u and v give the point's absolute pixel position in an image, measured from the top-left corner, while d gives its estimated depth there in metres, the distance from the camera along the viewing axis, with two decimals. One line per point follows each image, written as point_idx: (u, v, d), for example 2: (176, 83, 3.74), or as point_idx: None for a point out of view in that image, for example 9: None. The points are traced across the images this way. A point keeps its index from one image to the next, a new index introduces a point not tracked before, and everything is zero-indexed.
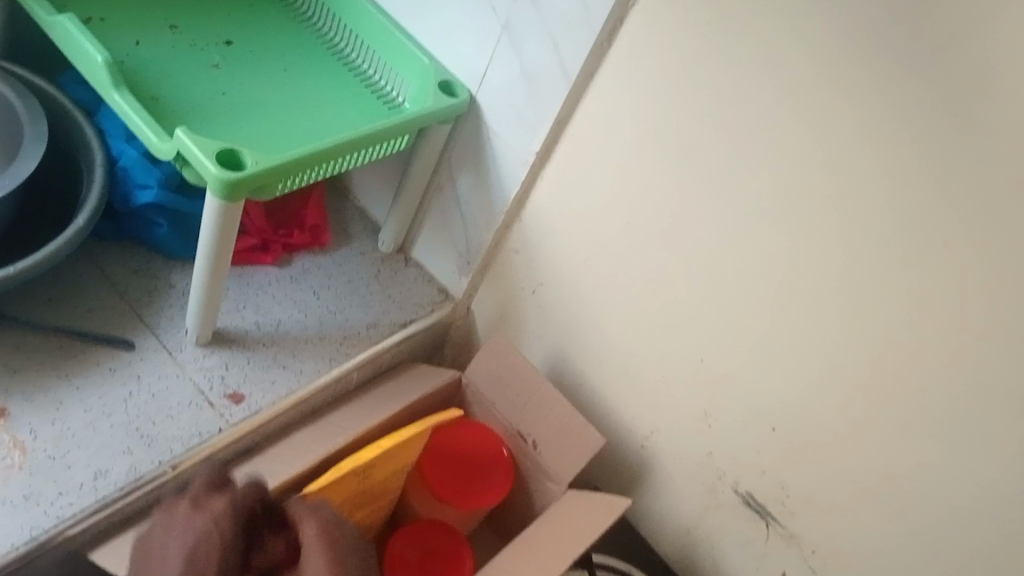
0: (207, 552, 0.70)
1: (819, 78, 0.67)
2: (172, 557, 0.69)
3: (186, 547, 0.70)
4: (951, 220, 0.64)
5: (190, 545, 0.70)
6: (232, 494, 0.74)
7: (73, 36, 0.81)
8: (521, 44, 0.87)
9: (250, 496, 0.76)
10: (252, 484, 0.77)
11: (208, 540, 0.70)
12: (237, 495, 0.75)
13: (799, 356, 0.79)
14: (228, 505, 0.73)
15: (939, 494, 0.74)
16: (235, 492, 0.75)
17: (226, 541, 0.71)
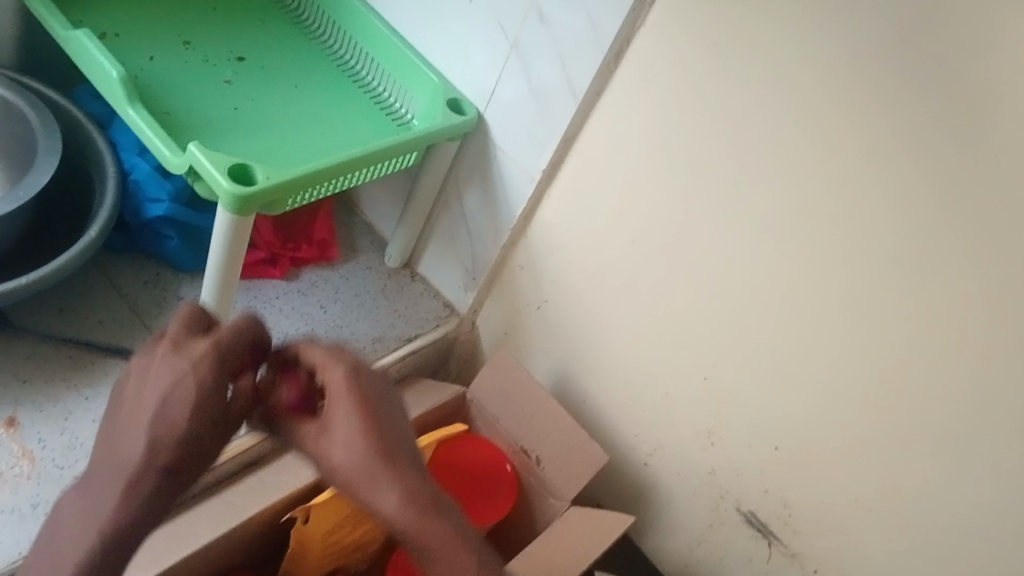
0: (195, 381, 0.56)
1: (822, 101, 0.68)
2: (161, 404, 0.55)
3: (170, 386, 0.55)
4: (953, 240, 0.65)
5: (175, 387, 0.55)
6: (213, 338, 0.58)
7: (88, 51, 0.82)
8: (529, 63, 0.88)
9: (229, 354, 0.59)
10: (236, 322, 0.60)
11: (191, 383, 0.56)
12: (220, 350, 0.58)
13: (802, 375, 0.79)
14: (205, 359, 0.57)
15: (942, 514, 0.74)
16: (215, 342, 0.58)
17: (225, 383, 0.58)
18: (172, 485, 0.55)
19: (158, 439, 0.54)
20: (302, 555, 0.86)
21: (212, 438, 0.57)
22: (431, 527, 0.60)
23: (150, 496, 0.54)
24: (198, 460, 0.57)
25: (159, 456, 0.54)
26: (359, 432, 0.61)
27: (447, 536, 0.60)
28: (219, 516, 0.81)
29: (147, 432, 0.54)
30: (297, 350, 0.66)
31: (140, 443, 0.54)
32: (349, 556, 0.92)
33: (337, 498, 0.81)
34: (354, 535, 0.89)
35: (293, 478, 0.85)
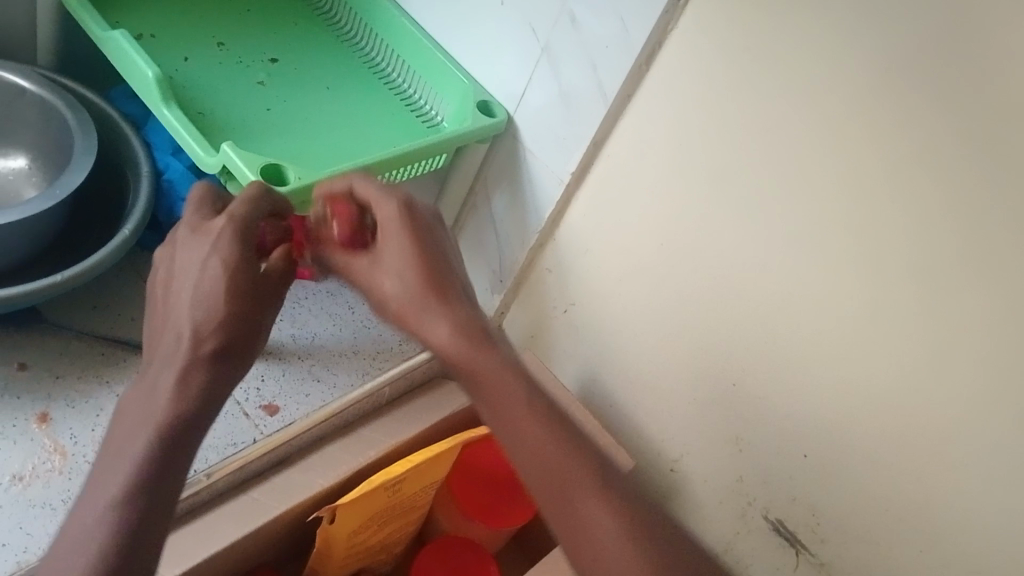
0: (227, 258, 0.61)
1: (856, 105, 0.68)
2: (205, 287, 0.60)
3: (202, 269, 0.61)
4: (988, 249, 0.64)
5: (211, 264, 0.61)
6: (231, 218, 0.63)
7: (125, 51, 0.83)
8: (560, 66, 0.88)
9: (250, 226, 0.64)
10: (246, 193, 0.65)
11: (217, 261, 0.61)
12: (243, 221, 0.63)
13: (832, 383, 0.79)
14: (226, 238, 0.62)
15: (972, 529, 0.73)
16: (234, 219, 0.63)
17: (250, 256, 0.63)
18: (236, 358, 0.61)
19: (206, 318, 0.60)
20: (327, 555, 0.86)
21: (252, 309, 0.62)
22: (513, 403, 0.65)
23: (203, 381, 0.59)
24: (244, 332, 0.62)
25: (203, 340, 0.59)
26: (409, 270, 0.66)
27: (524, 413, 0.65)
28: (245, 513, 0.81)
29: (190, 316, 0.59)
30: (348, 188, 0.70)
31: (190, 328, 0.59)
32: (373, 556, 0.92)
33: (362, 499, 0.82)
34: (379, 535, 0.89)
35: (319, 477, 0.85)
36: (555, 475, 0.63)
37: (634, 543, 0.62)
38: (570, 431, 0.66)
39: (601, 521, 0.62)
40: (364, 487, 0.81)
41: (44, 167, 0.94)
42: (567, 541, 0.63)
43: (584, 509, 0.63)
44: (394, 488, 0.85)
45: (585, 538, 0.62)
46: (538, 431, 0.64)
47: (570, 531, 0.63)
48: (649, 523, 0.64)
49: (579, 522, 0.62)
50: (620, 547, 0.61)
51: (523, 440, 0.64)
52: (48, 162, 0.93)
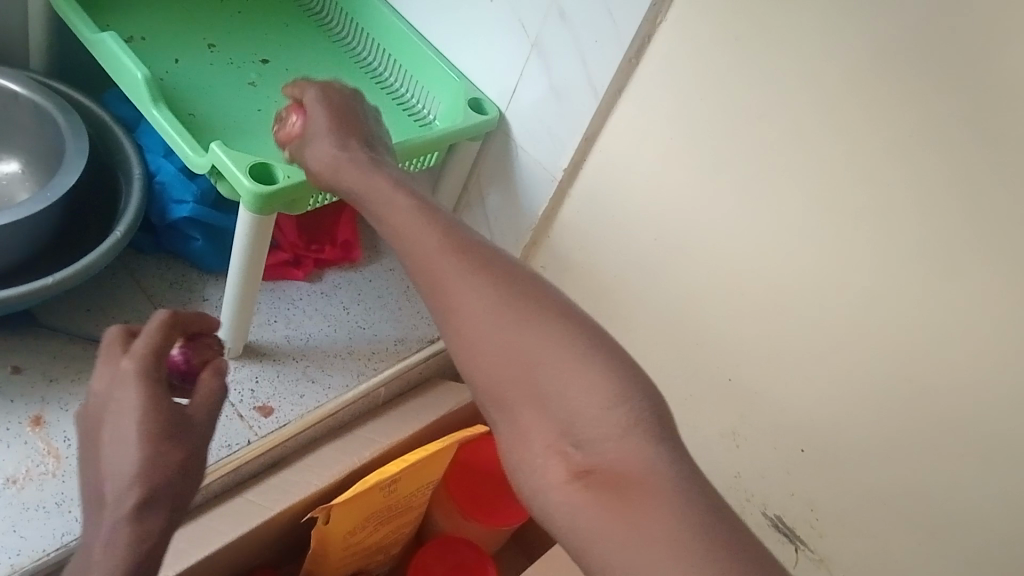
0: (140, 395, 0.51)
1: (846, 94, 0.67)
2: (123, 432, 0.50)
3: (122, 408, 0.51)
4: (981, 235, 0.64)
5: (124, 408, 0.51)
6: (138, 352, 0.53)
7: (114, 53, 0.83)
8: (551, 61, 0.88)
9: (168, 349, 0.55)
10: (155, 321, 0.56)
11: (136, 395, 0.51)
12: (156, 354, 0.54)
13: (827, 374, 0.78)
14: (139, 368, 0.52)
15: (971, 518, 0.72)
16: (142, 353, 0.53)
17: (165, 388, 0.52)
18: (170, 508, 0.50)
19: (127, 468, 0.49)
20: (324, 555, 0.86)
21: (180, 451, 0.50)
22: (443, 266, 0.53)
23: (135, 537, 0.47)
24: (175, 474, 0.50)
25: (128, 490, 0.48)
26: (333, 135, 0.64)
27: (448, 271, 0.52)
28: (240, 514, 0.81)
29: (118, 462, 0.49)
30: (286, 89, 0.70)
31: (117, 482, 0.49)
32: (371, 557, 0.92)
33: (358, 498, 0.82)
34: (377, 535, 0.89)
35: (315, 478, 0.85)
36: (508, 350, 0.50)
37: (606, 407, 0.48)
38: (533, 298, 0.52)
39: (561, 375, 0.49)
40: (359, 486, 0.80)
41: (36, 171, 0.94)
42: (518, 420, 0.50)
43: (545, 368, 0.49)
44: (390, 487, 0.85)
45: (541, 394, 0.49)
46: (470, 296, 0.51)
47: (508, 404, 0.50)
48: (640, 390, 0.49)
49: (529, 386, 0.50)
50: (585, 397, 0.48)
51: (460, 324, 0.52)
52: (41, 166, 0.94)
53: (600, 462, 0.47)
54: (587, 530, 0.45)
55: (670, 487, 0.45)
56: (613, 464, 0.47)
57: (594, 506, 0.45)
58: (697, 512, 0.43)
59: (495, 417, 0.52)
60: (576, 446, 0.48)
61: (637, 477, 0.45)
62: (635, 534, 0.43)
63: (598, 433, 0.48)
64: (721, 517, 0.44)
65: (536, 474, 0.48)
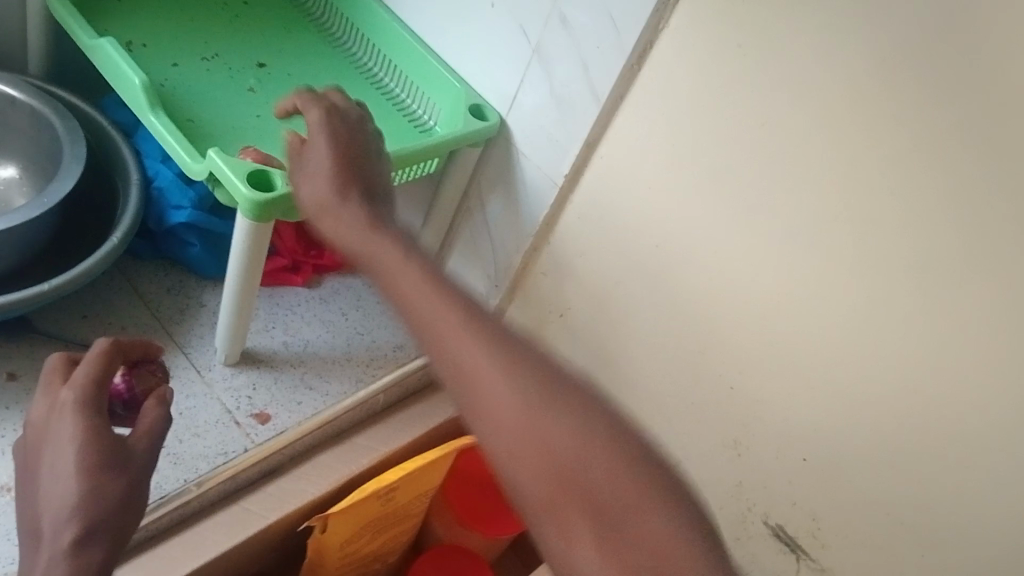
0: (77, 426, 0.54)
1: (849, 103, 0.67)
2: (62, 465, 0.53)
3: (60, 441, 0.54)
4: (986, 245, 0.63)
5: (61, 441, 0.54)
6: (75, 385, 0.56)
7: (112, 58, 0.83)
8: (552, 67, 0.87)
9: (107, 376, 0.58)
10: (93, 353, 0.59)
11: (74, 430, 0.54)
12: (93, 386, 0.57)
13: (829, 384, 0.77)
14: (80, 399, 0.56)
15: (977, 528, 0.72)
16: (81, 383, 0.57)
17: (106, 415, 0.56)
18: (111, 538, 0.53)
19: (65, 498, 0.52)
20: (320, 564, 0.85)
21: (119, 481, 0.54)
22: (466, 360, 0.53)
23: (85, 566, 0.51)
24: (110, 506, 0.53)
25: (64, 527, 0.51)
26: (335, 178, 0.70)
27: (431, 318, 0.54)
28: (238, 523, 0.80)
29: (55, 491, 0.52)
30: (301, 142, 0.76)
31: (57, 511, 0.52)
32: (369, 565, 0.91)
33: (356, 506, 0.81)
34: (375, 544, 0.88)
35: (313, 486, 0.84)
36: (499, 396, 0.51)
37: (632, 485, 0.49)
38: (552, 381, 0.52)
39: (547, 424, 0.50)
40: (356, 495, 0.80)
41: (33, 177, 0.93)
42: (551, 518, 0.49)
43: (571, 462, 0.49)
44: (388, 496, 0.84)
45: (571, 482, 0.49)
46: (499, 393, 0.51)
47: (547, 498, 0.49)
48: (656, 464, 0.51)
49: (560, 477, 0.49)
50: (570, 440, 0.50)
51: (490, 418, 0.52)
52: (38, 172, 0.93)
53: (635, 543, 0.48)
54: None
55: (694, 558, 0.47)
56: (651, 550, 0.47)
57: (592, 547, 0.48)
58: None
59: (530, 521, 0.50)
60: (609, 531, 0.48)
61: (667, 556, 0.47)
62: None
63: (640, 526, 0.48)
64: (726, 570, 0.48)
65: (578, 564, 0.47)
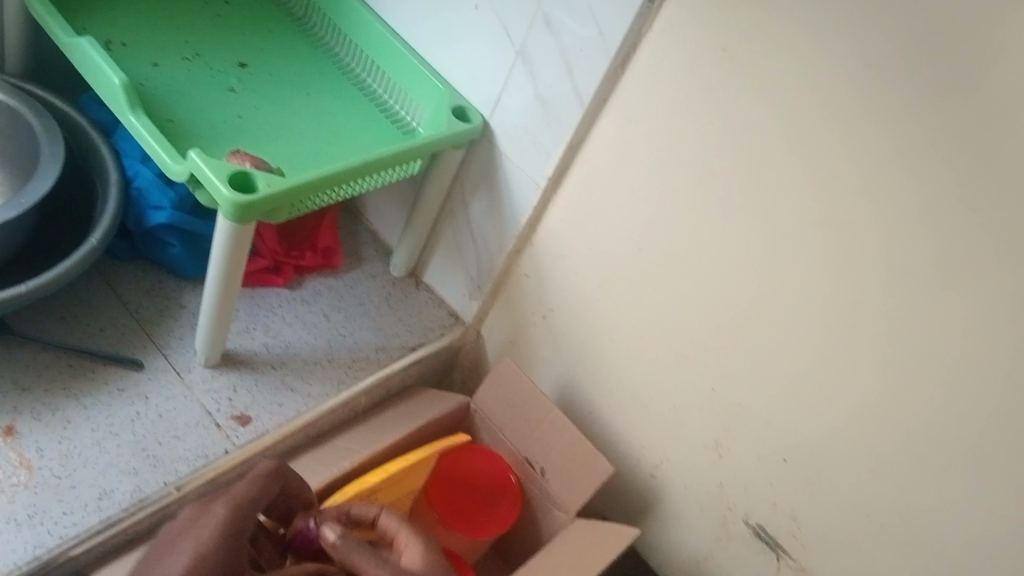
0: (216, 525, 0.71)
1: (831, 108, 0.67)
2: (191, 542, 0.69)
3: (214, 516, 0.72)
4: (964, 249, 0.64)
5: (208, 523, 0.71)
6: (231, 497, 0.74)
7: (91, 58, 0.82)
8: (536, 70, 0.87)
9: (240, 539, 0.72)
10: (258, 473, 0.78)
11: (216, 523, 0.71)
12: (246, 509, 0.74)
13: (810, 386, 0.78)
14: (222, 512, 0.72)
15: (956, 529, 0.72)
16: (232, 501, 0.74)
17: (239, 519, 0.73)
18: None
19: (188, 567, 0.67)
20: None
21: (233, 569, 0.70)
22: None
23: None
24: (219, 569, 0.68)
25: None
26: None
27: None
28: None
29: (174, 559, 0.68)
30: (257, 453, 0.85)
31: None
32: None
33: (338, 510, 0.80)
34: None
35: None
36: None
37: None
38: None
39: None
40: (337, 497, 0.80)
41: (9, 175, 0.92)
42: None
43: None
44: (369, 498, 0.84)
45: None
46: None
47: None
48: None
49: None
50: None
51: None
52: (13, 170, 0.92)
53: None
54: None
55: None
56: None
57: None
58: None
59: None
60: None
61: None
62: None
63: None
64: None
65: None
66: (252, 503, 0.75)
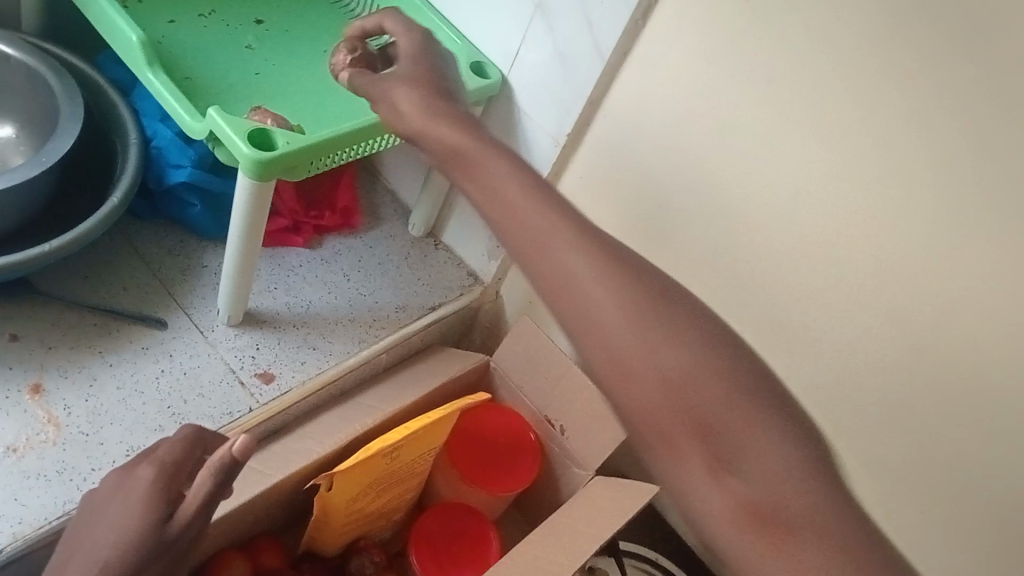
0: (144, 493, 0.59)
1: (858, 59, 0.66)
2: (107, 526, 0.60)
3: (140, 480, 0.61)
4: (995, 200, 0.63)
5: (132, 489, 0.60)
6: (155, 459, 0.61)
7: (108, 15, 0.81)
8: (555, 23, 0.86)
9: (165, 501, 0.59)
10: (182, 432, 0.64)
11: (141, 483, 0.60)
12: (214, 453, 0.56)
13: (834, 342, 0.77)
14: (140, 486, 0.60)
15: (976, 482, 0.73)
16: (160, 461, 0.61)
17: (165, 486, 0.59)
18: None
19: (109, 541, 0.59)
20: (326, 522, 0.86)
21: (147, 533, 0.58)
22: (579, 275, 0.51)
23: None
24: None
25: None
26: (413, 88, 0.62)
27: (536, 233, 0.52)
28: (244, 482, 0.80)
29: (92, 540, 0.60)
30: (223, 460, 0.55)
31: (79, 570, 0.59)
32: (374, 523, 0.92)
33: (362, 465, 0.81)
34: (378, 502, 0.89)
35: (316, 445, 0.84)
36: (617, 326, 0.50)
37: (766, 435, 0.48)
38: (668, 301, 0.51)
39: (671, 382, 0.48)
40: (362, 453, 0.80)
41: (30, 135, 0.92)
42: (672, 442, 0.48)
43: (699, 390, 0.48)
44: (393, 455, 0.84)
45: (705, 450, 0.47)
46: (614, 315, 0.50)
47: (665, 437, 0.48)
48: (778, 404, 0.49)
49: (686, 411, 0.48)
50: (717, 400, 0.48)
51: (604, 337, 0.50)
52: (34, 129, 0.92)
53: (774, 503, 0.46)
54: (769, 571, 0.45)
55: (842, 510, 0.46)
56: (797, 513, 0.45)
57: (738, 522, 0.46)
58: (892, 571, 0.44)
59: (645, 442, 0.49)
60: (740, 478, 0.46)
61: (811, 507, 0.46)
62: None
63: (777, 471, 0.47)
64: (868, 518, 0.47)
65: (699, 479, 0.47)
66: (180, 459, 0.62)
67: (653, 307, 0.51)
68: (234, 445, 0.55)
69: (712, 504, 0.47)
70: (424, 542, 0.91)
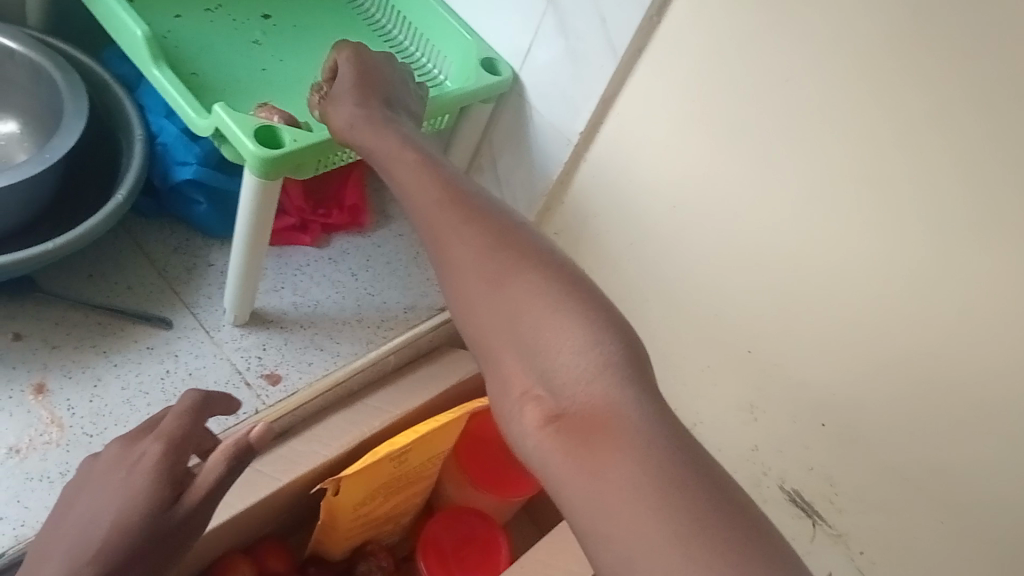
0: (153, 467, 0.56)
1: (879, 56, 0.64)
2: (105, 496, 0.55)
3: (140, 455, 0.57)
4: (1015, 205, 0.60)
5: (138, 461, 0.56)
6: (161, 433, 0.58)
7: (114, 10, 0.80)
8: (567, 19, 0.84)
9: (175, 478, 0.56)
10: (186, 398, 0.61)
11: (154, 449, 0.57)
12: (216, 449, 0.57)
13: (851, 346, 0.75)
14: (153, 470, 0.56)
15: (996, 495, 0.70)
16: (166, 436, 0.58)
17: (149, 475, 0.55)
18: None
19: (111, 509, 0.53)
20: (333, 527, 0.84)
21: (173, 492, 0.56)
22: (438, 216, 0.53)
23: None
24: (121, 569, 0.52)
25: None
26: (355, 94, 0.64)
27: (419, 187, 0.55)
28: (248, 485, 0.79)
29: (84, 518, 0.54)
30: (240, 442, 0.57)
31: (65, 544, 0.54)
32: (381, 528, 0.90)
33: (368, 469, 0.80)
34: (385, 506, 0.87)
35: (322, 448, 0.83)
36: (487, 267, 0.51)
37: (582, 354, 0.46)
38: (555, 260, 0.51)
39: (539, 321, 0.48)
40: (368, 457, 0.79)
41: (34, 131, 0.91)
42: (498, 364, 0.50)
43: (523, 312, 0.49)
44: (400, 458, 0.83)
45: (543, 378, 0.47)
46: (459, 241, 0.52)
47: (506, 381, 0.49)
48: (618, 336, 0.47)
49: (511, 330, 0.49)
50: (560, 337, 0.47)
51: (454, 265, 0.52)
52: (39, 126, 0.91)
53: (593, 429, 0.44)
54: (570, 495, 0.43)
55: (650, 434, 0.43)
56: (607, 436, 0.44)
57: (564, 453, 0.44)
58: (707, 490, 0.41)
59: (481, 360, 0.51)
60: (551, 393, 0.47)
61: (612, 422, 0.44)
62: (615, 493, 0.41)
63: (586, 394, 0.46)
64: (695, 452, 0.43)
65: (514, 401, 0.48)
66: (186, 436, 0.58)
67: (540, 258, 0.51)
68: (251, 432, 0.57)
69: (538, 432, 0.46)
70: (432, 547, 0.89)
